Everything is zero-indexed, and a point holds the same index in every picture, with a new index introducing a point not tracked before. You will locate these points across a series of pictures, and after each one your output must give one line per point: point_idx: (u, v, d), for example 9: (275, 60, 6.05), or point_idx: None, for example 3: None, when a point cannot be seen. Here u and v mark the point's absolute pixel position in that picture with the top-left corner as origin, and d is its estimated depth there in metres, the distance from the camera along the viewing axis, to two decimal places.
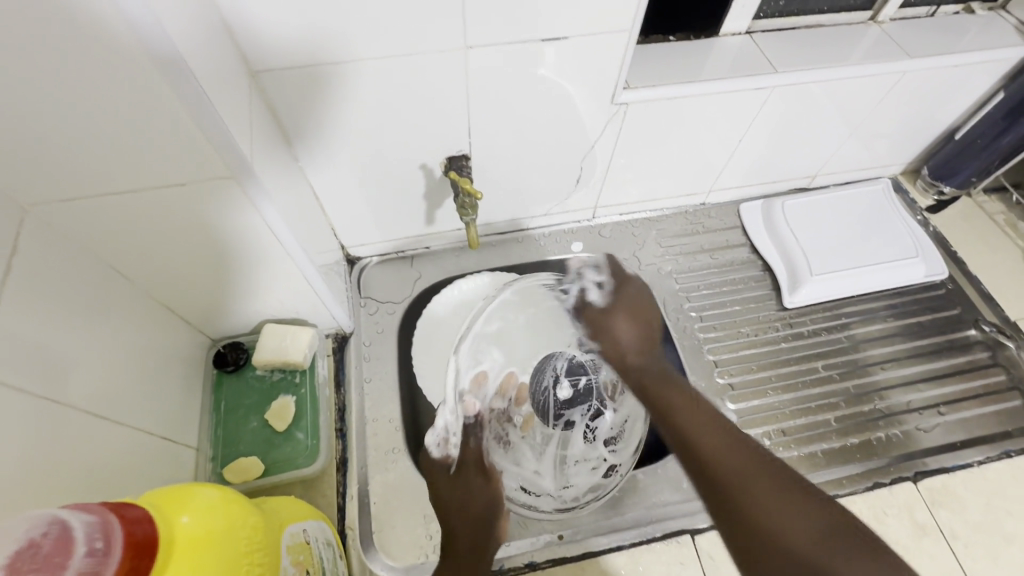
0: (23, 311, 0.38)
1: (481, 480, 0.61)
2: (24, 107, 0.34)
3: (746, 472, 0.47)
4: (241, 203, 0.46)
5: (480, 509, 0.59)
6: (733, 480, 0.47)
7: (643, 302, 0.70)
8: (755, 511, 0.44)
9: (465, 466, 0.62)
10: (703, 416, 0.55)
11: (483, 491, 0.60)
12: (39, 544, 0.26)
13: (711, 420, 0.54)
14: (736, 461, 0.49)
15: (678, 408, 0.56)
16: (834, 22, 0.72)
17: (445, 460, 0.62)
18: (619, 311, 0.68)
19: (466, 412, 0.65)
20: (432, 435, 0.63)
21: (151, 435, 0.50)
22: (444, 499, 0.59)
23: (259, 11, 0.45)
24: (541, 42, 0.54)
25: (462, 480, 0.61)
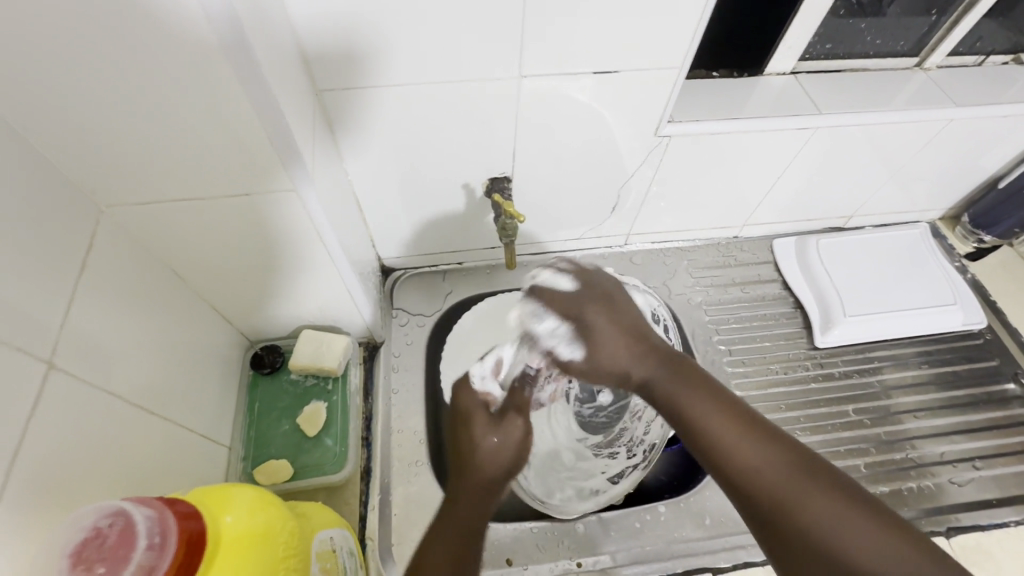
0: (89, 306, 0.39)
1: (522, 424, 0.50)
2: (121, 119, 0.37)
3: (773, 469, 0.38)
4: (295, 212, 0.48)
5: (512, 455, 0.48)
6: (757, 488, 0.38)
7: (615, 312, 0.47)
8: (807, 524, 0.36)
9: (512, 408, 0.51)
10: (706, 390, 0.44)
11: (524, 438, 0.49)
12: (106, 533, 0.28)
13: (717, 394, 0.44)
14: (760, 461, 0.39)
15: (677, 383, 0.45)
16: (880, 67, 0.73)
17: (485, 399, 0.52)
18: (593, 354, 0.46)
19: (529, 364, 0.55)
20: (479, 368, 0.53)
21: (192, 431, 0.51)
22: (475, 450, 0.48)
23: (326, 30, 0.47)
24: (590, 74, 0.55)
25: (508, 421, 0.49)
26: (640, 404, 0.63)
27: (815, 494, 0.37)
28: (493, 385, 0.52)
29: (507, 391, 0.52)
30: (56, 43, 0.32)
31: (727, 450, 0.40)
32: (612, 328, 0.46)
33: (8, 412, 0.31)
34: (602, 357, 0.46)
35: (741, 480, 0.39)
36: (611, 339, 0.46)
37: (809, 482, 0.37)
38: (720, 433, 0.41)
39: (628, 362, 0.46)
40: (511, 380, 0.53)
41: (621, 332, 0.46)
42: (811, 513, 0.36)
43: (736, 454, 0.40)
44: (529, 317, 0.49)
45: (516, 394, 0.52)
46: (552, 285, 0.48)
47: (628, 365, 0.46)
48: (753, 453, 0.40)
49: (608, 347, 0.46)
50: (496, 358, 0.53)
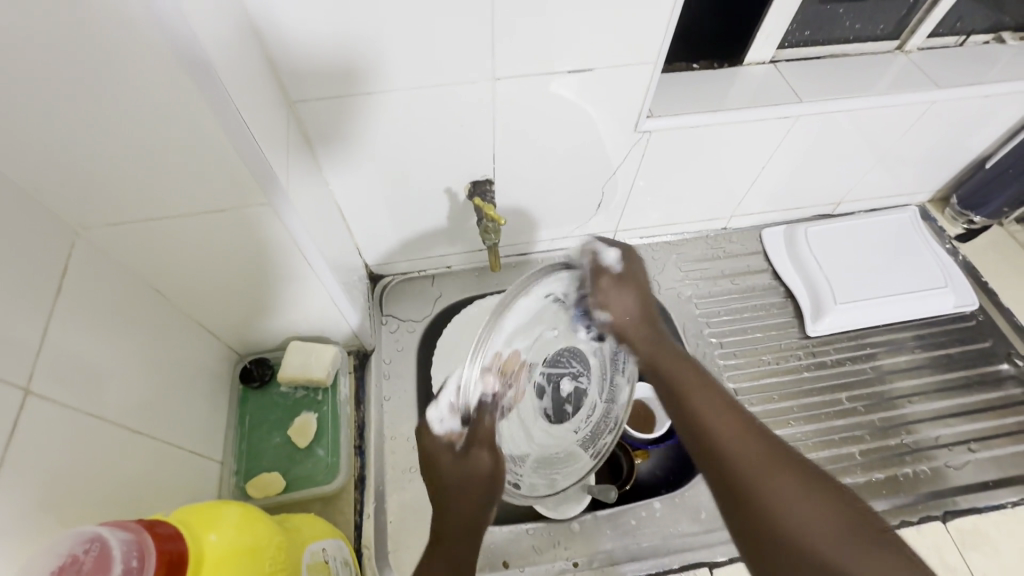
0: (67, 330, 0.39)
1: (489, 455, 0.46)
2: (87, 142, 0.37)
3: (747, 445, 0.41)
4: (272, 224, 0.47)
5: (484, 489, 0.46)
6: (730, 455, 0.40)
7: (642, 271, 0.53)
8: (767, 493, 0.37)
9: (477, 441, 0.46)
10: (702, 377, 0.48)
11: (493, 470, 0.46)
12: (82, 560, 0.28)
13: (711, 383, 0.47)
14: (733, 437, 0.41)
15: (676, 369, 0.48)
16: (861, 51, 0.72)
17: (449, 438, 0.46)
18: (620, 278, 0.51)
19: (486, 389, 0.45)
20: (437, 412, 0.46)
21: (180, 448, 0.51)
22: (447, 483, 0.46)
23: (296, 40, 0.46)
24: (566, 72, 0.55)
25: (475, 455, 0.46)
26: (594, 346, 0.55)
27: (777, 471, 0.38)
28: (455, 424, 0.46)
29: (469, 422, 0.46)
30: (15, 70, 0.32)
31: (712, 425, 0.43)
32: (625, 289, 0.51)
33: None
34: (614, 302, 0.51)
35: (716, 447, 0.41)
36: (625, 287, 0.51)
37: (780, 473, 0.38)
38: (704, 411, 0.44)
39: (630, 322, 0.51)
40: (471, 410, 0.45)
41: (636, 293, 0.51)
42: (771, 485, 0.37)
43: (716, 425, 0.43)
44: (579, 260, 0.51)
45: (478, 425, 0.46)
46: (599, 248, 0.52)
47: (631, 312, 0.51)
48: (733, 429, 0.42)
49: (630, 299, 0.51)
50: (454, 386, 0.44)
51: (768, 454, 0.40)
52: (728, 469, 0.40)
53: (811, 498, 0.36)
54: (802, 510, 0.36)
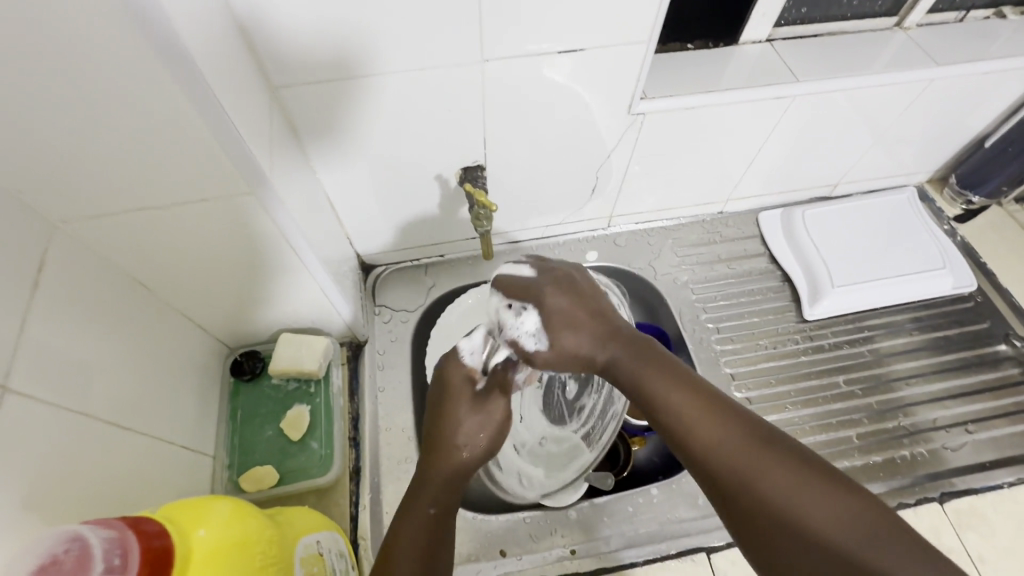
0: (46, 326, 0.38)
1: (504, 405, 0.48)
2: (56, 133, 0.35)
3: (731, 440, 0.36)
4: (256, 212, 0.46)
5: (486, 440, 0.47)
6: (716, 457, 0.36)
7: (568, 279, 0.48)
8: (762, 493, 0.34)
9: (495, 387, 0.49)
10: (664, 367, 0.42)
11: (500, 422, 0.48)
12: (61, 561, 0.27)
13: (675, 372, 0.41)
14: (717, 433, 0.37)
15: (638, 362, 0.42)
16: (859, 29, 0.70)
17: (471, 373, 0.49)
18: (550, 328, 0.45)
19: (511, 347, 0.49)
20: (468, 342, 0.50)
21: (170, 444, 0.50)
22: (450, 428, 0.47)
23: (276, 26, 0.45)
24: (558, 53, 0.53)
25: (492, 400, 0.48)
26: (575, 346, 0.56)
27: (768, 466, 0.34)
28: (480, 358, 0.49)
29: (490, 368, 0.49)
30: None
31: (692, 426, 0.38)
32: (572, 307, 0.46)
33: None
34: (568, 340, 0.45)
35: (701, 448, 0.37)
36: (564, 328, 0.45)
37: (767, 458, 0.35)
38: (676, 408, 0.39)
39: (585, 338, 0.45)
40: (495, 363, 0.49)
41: (575, 301, 0.46)
42: (765, 489, 0.34)
43: (691, 424, 0.38)
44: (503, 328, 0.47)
45: (498, 375, 0.49)
46: (513, 270, 0.50)
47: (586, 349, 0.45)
48: (713, 425, 0.37)
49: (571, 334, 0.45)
50: (483, 334, 0.50)
51: (755, 451, 0.35)
52: (716, 472, 0.36)
53: (807, 494, 0.33)
54: (807, 503, 0.33)
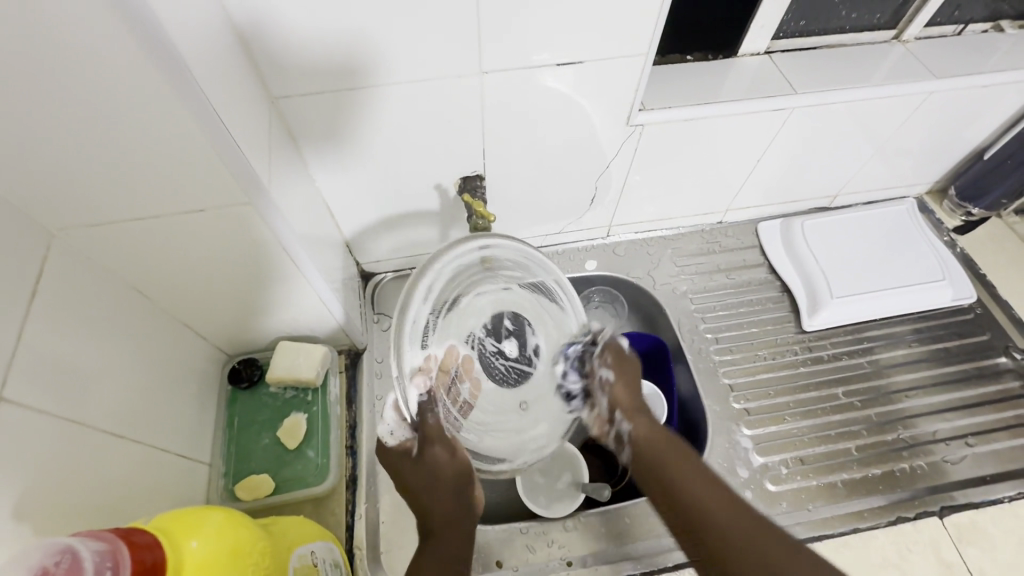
0: (43, 334, 0.38)
1: (441, 450, 0.50)
2: (56, 143, 0.35)
3: (736, 528, 0.45)
4: (254, 221, 0.46)
5: (452, 480, 0.50)
6: (725, 541, 0.45)
7: (627, 366, 0.59)
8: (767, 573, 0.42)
9: (426, 442, 0.51)
10: (685, 461, 0.52)
11: (450, 463, 0.50)
12: (50, 574, 0.27)
13: (695, 467, 0.51)
14: (726, 523, 0.46)
15: (662, 453, 0.53)
16: (857, 42, 0.71)
17: (405, 446, 0.54)
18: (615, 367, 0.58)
19: (420, 387, 0.52)
20: (385, 426, 0.55)
21: (166, 452, 0.51)
22: (419, 485, 0.51)
23: (279, 41, 0.45)
24: (557, 65, 0.53)
25: (429, 453, 0.50)
26: (504, 272, 0.60)
27: (770, 551, 0.43)
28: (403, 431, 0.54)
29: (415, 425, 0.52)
30: None
31: (707, 512, 0.47)
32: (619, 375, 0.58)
33: None
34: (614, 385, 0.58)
35: (713, 539, 0.45)
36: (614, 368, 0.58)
37: (772, 544, 0.43)
38: (695, 495, 0.48)
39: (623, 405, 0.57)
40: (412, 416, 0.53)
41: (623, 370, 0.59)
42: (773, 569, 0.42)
43: (707, 506, 0.47)
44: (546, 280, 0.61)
45: (422, 426, 0.51)
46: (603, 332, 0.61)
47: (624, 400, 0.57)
48: (722, 511, 0.46)
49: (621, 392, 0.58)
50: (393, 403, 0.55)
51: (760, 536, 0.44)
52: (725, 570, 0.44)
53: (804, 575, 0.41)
54: None
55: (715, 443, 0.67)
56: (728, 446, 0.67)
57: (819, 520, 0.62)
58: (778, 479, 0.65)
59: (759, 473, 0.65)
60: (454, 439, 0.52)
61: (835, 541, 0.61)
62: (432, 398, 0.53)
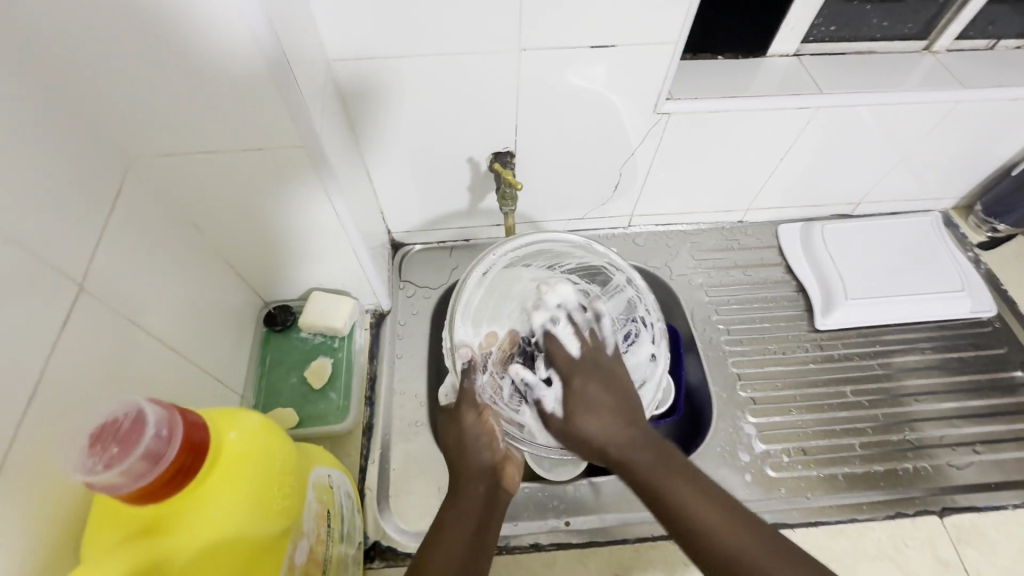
0: (114, 245, 0.43)
1: (473, 414, 0.57)
2: (144, 80, 0.40)
3: (689, 492, 0.44)
4: (302, 167, 0.50)
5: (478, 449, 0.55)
6: (686, 510, 0.43)
7: (607, 363, 0.56)
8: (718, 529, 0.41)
9: (462, 402, 0.58)
10: (650, 446, 0.48)
11: (474, 426, 0.56)
12: (120, 422, 0.31)
13: (658, 447, 0.48)
14: (683, 491, 0.44)
15: (627, 445, 0.49)
16: (887, 50, 0.72)
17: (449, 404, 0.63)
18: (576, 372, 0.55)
19: (460, 356, 0.61)
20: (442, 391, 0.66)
21: (206, 376, 0.55)
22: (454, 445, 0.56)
23: (338, 10, 0.50)
24: (589, 49, 0.57)
25: (464, 415, 0.58)
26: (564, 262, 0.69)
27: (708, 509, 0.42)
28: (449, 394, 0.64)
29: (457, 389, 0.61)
30: (83, 12, 0.35)
31: (660, 478, 0.45)
32: (594, 368, 0.55)
33: (40, 328, 0.35)
34: (586, 390, 0.54)
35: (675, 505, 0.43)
36: (591, 377, 0.54)
37: (714, 498, 0.43)
38: (648, 466, 0.47)
39: (603, 403, 0.52)
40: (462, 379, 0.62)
41: (600, 367, 0.56)
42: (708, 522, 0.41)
43: (661, 476, 0.46)
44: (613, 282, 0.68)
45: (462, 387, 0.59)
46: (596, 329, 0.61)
47: (602, 427, 0.50)
48: (671, 478, 0.45)
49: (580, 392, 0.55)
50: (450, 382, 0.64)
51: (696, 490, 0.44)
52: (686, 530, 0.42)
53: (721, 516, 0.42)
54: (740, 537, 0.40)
55: (718, 428, 0.69)
56: (731, 431, 0.69)
57: (816, 508, 0.64)
58: (779, 466, 0.66)
59: (760, 459, 0.67)
60: (483, 404, 0.58)
61: (830, 528, 0.62)
62: (472, 366, 0.61)
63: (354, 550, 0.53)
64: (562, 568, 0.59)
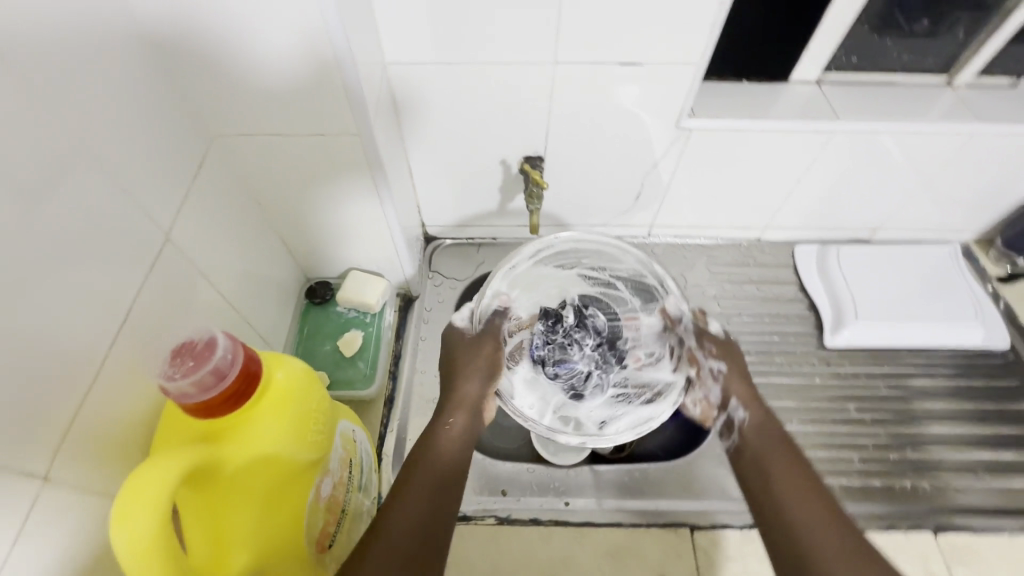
0: (195, 208, 0.50)
1: (492, 346, 0.62)
2: (232, 69, 0.47)
3: (807, 498, 0.47)
4: (355, 153, 0.56)
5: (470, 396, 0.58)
6: (793, 508, 0.46)
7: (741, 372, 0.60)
8: (809, 532, 0.44)
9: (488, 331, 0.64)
10: (786, 453, 0.51)
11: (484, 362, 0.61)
12: (197, 342, 0.39)
13: (794, 459, 0.50)
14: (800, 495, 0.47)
15: (770, 445, 0.52)
16: (908, 82, 0.76)
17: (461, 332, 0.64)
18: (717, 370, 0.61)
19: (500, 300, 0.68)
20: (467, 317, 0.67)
21: (253, 334, 0.62)
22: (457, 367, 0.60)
23: (397, 20, 0.57)
24: (617, 65, 0.62)
25: (483, 340, 0.63)
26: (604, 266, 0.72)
27: (829, 526, 0.44)
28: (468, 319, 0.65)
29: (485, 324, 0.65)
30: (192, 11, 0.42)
31: (777, 475, 0.49)
32: (739, 373, 0.60)
33: (132, 268, 0.41)
34: (729, 384, 0.59)
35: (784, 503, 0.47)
36: (735, 375, 0.60)
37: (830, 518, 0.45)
38: (773, 463, 0.50)
39: (734, 393, 0.58)
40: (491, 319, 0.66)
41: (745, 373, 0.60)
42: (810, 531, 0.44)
43: (780, 475, 0.49)
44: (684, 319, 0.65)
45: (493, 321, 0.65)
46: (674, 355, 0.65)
47: (743, 399, 0.57)
48: (796, 480, 0.48)
49: (736, 381, 0.59)
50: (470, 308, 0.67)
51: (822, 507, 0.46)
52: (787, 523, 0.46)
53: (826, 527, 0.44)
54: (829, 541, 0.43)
55: None
56: None
57: None
58: None
59: None
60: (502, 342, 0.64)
61: None
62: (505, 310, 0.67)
63: (370, 503, 0.58)
64: (558, 544, 0.63)
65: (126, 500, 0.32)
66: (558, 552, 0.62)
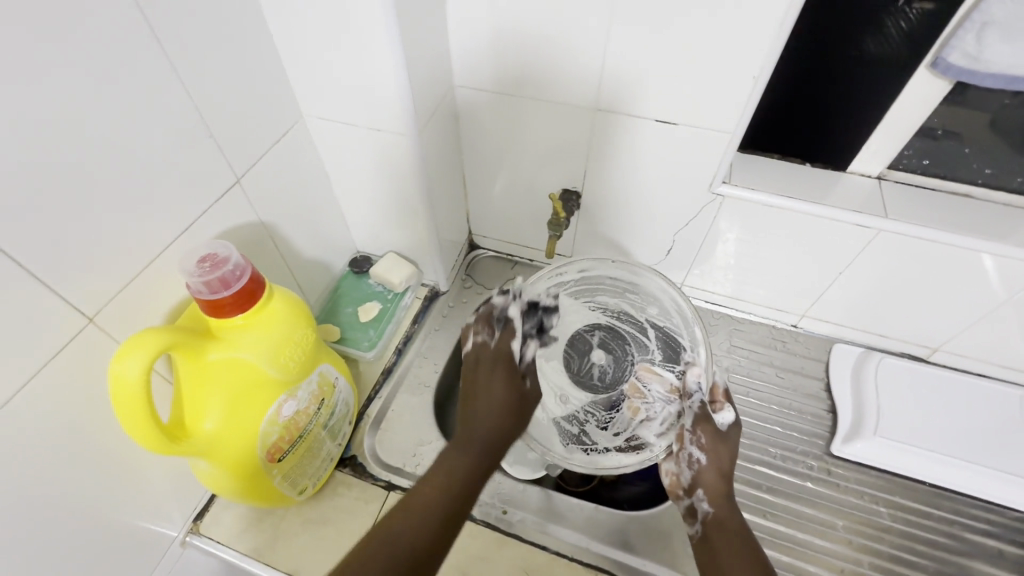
0: (269, 165, 0.62)
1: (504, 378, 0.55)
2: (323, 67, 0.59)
3: None
4: (404, 152, 0.66)
5: (493, 399, 0.53)
6: None
7: (723, 457, 0.55)
8: None
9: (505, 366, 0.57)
10: (741, 540, 0.50)
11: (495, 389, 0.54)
12: (217, 257, 0.49)
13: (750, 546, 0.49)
14: None
15: (727, 534, 0.50)
16: (989, 199, 0.70)
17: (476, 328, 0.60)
18: (700, 455, 0.55)
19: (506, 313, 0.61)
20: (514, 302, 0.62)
21: (292, 279, 0.74)
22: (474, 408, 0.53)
23: (469, 53, 0.67)
24: (654, 122, 0.67)
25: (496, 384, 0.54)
26: (642, 310, 0.76)
27: None
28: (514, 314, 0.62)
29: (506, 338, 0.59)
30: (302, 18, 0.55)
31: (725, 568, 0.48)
32: (717, 456, 0.55)
33: (202, 196, 0.54)
34: (702, 467, 0.55)
35: None
36: (711, 460, 0.55)
37: None
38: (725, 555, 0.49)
39: (706, 478, 0.54)
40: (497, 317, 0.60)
41: (722, 453, 0.55)
42: None
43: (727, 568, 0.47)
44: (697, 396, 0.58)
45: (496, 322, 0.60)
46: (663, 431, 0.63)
47: (711, 485, 0.54)
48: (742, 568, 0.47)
49: (713, 474, 0.55)
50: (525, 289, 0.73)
51: None
52: None
53: None
54: None
55: None
56: None
57: None
58: None
59: None
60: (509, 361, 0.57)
61: None
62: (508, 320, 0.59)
63: (332, 446, 0.66)
64: (482, 544, 0.65)
65: (127, 346, 0.43)
66: (477, 552, 0.64)
